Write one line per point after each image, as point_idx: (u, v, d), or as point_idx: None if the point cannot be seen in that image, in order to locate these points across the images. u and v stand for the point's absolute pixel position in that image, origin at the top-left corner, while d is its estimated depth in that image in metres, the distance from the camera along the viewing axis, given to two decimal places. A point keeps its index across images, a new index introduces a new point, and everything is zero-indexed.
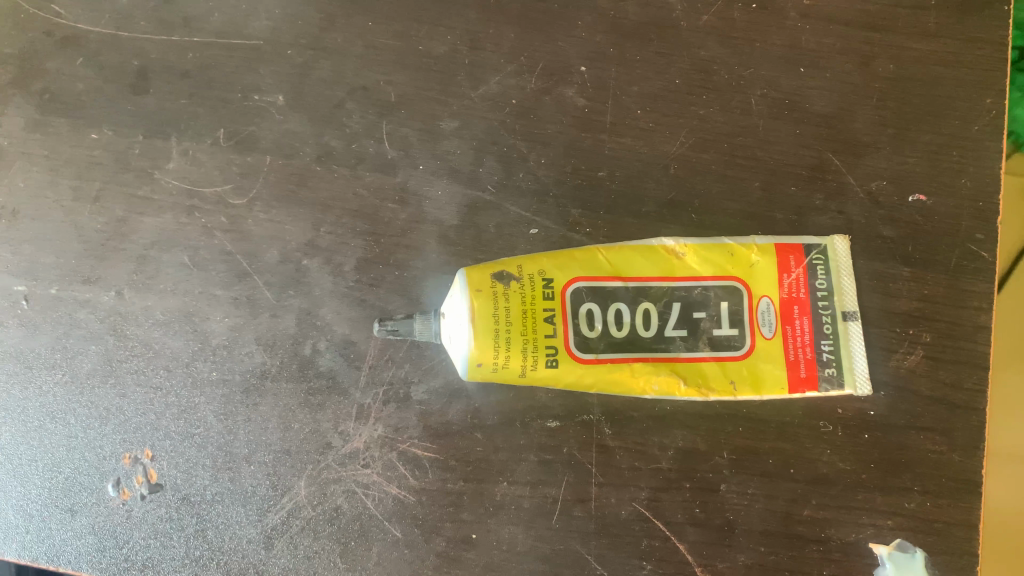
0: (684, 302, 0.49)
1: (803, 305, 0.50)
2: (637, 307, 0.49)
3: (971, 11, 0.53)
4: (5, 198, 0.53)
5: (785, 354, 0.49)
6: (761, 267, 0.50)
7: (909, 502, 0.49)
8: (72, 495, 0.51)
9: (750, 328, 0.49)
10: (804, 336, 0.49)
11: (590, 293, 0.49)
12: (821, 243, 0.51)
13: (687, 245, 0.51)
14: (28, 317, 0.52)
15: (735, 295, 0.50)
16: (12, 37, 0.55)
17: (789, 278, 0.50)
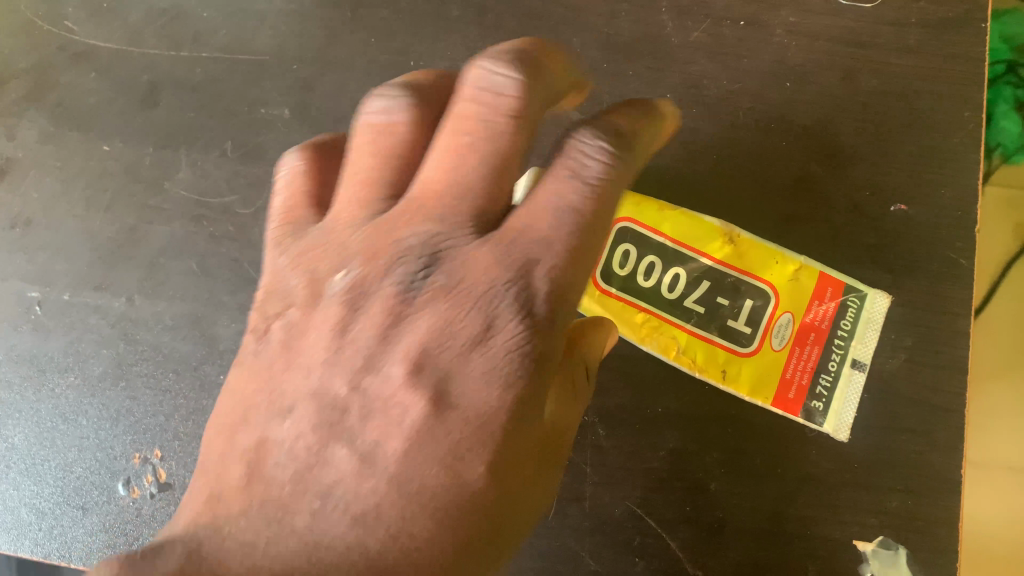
0: (713, 281, 0.54)
1: (819, 335, 0.54)
2: (672, 276, 0.55)
3: (950, 28, 0.55)
4: (19, 207, 0.55)
5: (783, 372, 0.53)
6: (796, 284, 0.54)
7: (893, 501, 0.50)
8: (82, 494, 0.52)
9: (766, 330, 0.54)
10: (807, 361, 0.54)
11: (644, 250, 0.55)
12: (868, 289, 0.53)
13: (742, 237, 0.54)
14: (41, 322, 0.54)
15: (761, 296, 0.54)
16: (27, 52, 0.57)
17: (818, 307, 0.54)
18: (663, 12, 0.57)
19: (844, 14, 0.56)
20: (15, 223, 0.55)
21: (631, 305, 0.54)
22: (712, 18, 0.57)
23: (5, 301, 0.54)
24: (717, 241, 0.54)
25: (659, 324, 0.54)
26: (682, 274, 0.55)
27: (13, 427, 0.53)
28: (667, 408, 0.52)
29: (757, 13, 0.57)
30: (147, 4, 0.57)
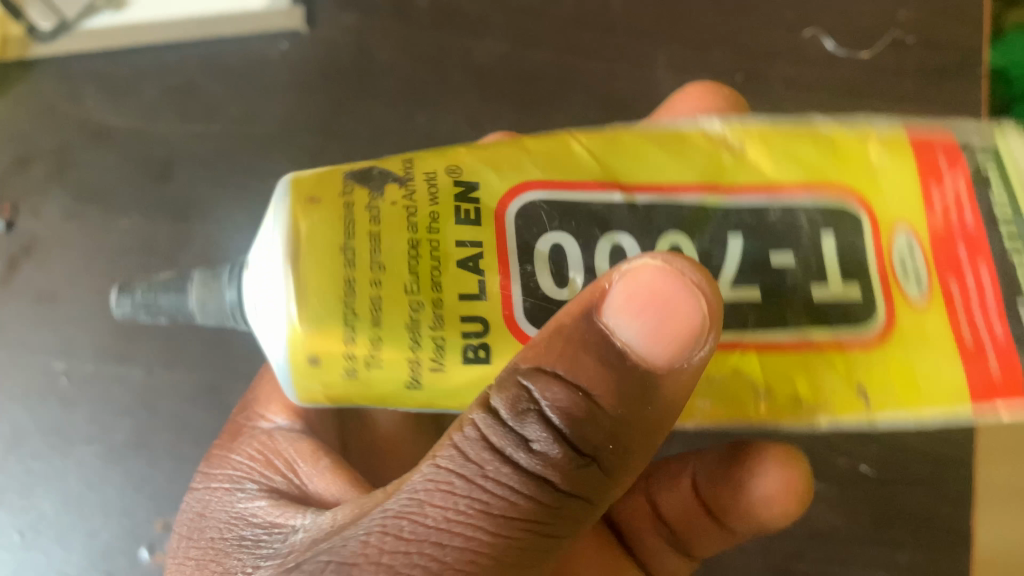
0: (748, 231, 0.32)
1: (1002, 313, 0.32)
2: (639, 246, 0.31)
3: (945, 76, 0.57)
4: (43, 282, 0.57)
5: (959, 338, 0.32)
6: (887, 170, 0.34)
7: (904, 555, 0.50)
8: (108, 561, 0.54)
9: (882, 275, 0.32)
10: (978, 291, 0.32)
11: (547, 207, 0.31)
12: (991, 135, 0.35)
13: (748, 131, 0.34)
14: (66, 394, 0.56)
15: (854, 228, 0.33)
16: (50, 131, 0.59)
17: (942, 194, 0.33)
18: (659, 68, 0.59)
19: (839, 65, 0.58)
20: (41, 298, 0.57)
21: (775, 346, 0.31)
22: (709, 73, 0.59)
23: (30, 373, 0.56)
24: (693, 142, 0.33)
25: (803, 383, 0.31)
26: (628, 244, 0.31)
27: (41, 495, 0.55)
28: (663, 453, 0.56)
29: (755, 67, 0.58)
30: (162, 82, 0.60)
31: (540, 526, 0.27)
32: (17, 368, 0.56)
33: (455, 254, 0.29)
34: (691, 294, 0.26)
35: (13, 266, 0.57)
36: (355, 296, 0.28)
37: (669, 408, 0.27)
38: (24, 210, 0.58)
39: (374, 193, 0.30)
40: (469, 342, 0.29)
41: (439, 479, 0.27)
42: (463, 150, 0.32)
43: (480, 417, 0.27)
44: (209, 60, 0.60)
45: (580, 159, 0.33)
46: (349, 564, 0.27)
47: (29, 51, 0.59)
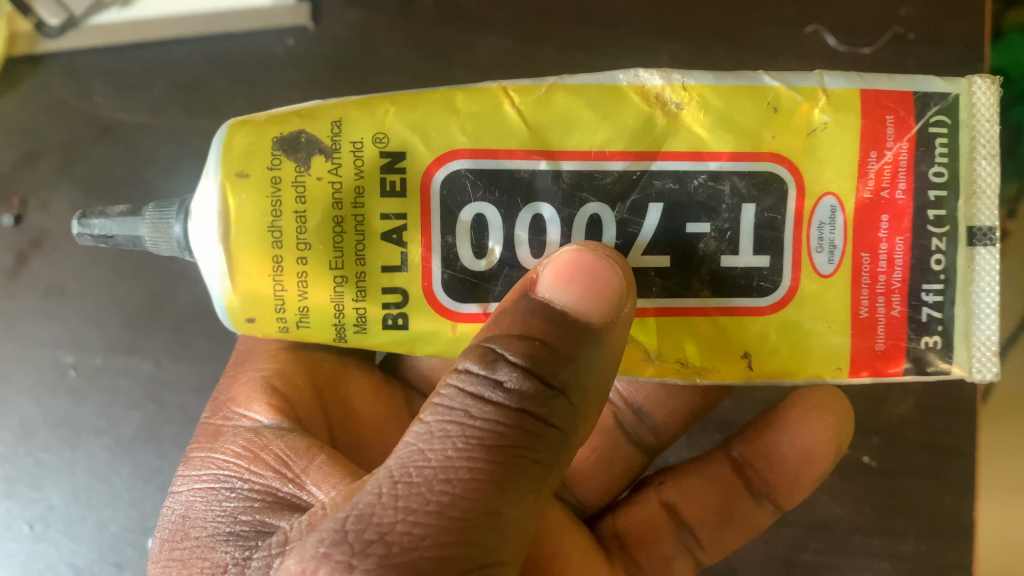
0: (666, 205, 0.35)
1: (905, 294, 0.35)
2: (557, 215, 0.35)
3: (947, 71, 0.58)
4: (50, 276, 0.57)
5: (854, 310, 0.35)
6: (828, 135, 0.35)
7: (906, 545, 0.51)
8: (117, 552, 0.57)
9: (794, 247, 0.35)
10: (889, 266, 0.35)
11: (470, 175, 0.35)
12: (955, 90, 0.35)
13: (687, 89, 0.35)
14: (75, 387, 0.57)
15: (778, 199, 0.35)
16: (57, 127, 0.59)
17: (880, 162, 0.35)
18: (663, 65, 0.60)
19: (840, 61, 0.59)
20: (49, 292, 0.57)
21: (674, 311, 0.36)
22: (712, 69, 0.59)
23: (39, 368, 0.56)
24: (626, 101, 0.35)
25: (695, 349, 0.36)
26: (547, 213, 0.35)
27: (50, 487, 0.56)
28: None
29: (758, 63, 0.59)
30: (169, 78, 0.60)
31: (529, 452, 0.30)
32: (25, 362, 0.56)
33: (379, 227, 0.35)
34: (609, 264, 0.31)
35: (21, 261, 0.58)
36: (283, 272, 0.34)
37: (598, 365, 0.31)
38: (32, 205, 0.58)
39: (301, 166, 0.34)
40: (388, 310, 0.35)
41: (438, 426, 0.30)
42: (392, 108, 0.35)
43: (468, 372, 0.30)
44: (216, 56, 0.60)
45: (509, 122, 0.35)
46: (368, 505, 0.28)
47: (37, 46, 0.59)
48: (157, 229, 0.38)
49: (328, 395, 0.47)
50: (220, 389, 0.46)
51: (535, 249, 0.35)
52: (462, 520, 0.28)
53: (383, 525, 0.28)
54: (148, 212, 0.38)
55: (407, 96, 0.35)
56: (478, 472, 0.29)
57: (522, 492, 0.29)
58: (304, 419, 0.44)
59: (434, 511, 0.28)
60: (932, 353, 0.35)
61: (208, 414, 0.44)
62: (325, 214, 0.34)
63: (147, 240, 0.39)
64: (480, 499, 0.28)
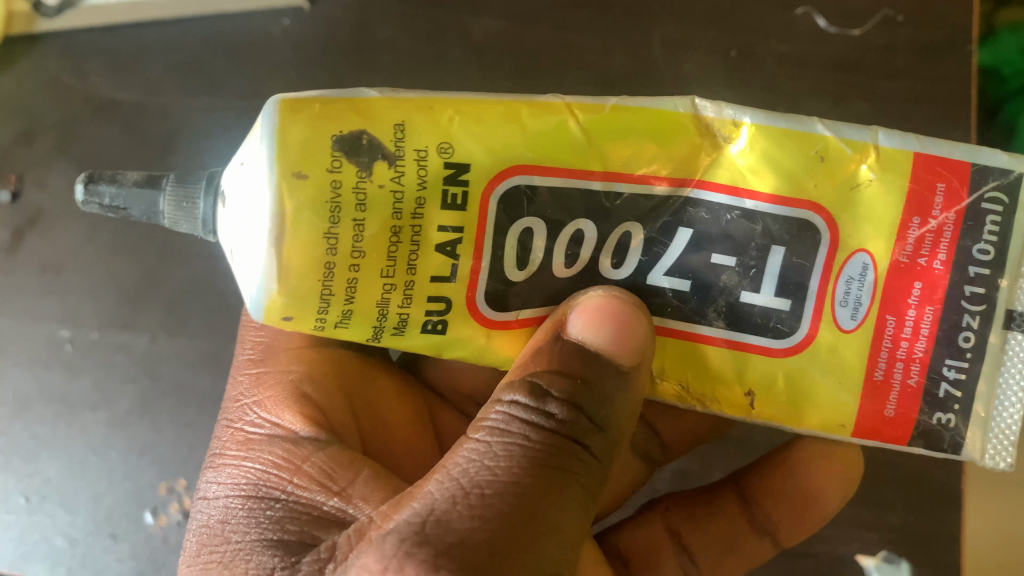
0: (696, 232, 0.33)
1: (925, 366, 0.34)
2: (600, 234, 0.33)
3: (936, 52, 0.58)
4: (47, 253, 0.58)
5: (870, 371, 0.34)
6: (872, 192, 0.33)
7: (894, 517, 0.53)
8: (113, 524, 0.57)
9: (818, 296, 0.33)
10: (913, 333, 0.33)
11: (530, 190, 0.32)
12: (1019, 168, 0.33)
13: (740, 124, 0.33)
14: (72, 362, 0.57)
15: (811, 248, 0.33)
16: (52, 106, 0.60)
17: (921, 229, 0.33)
18: (655, 46, 0.60)
19: (832, 42, 0.60)
20: (45, 268, 0.58)
21: (681, 336, 0.34)
22: (704, 50, 0.60)
23: (36, 342, 0.57)
24: (683, 129, 0.32)
25: (699, 379, 0.35)
26: (591, 233, 0.33)
27: (45, 461, 0.57)
28: None
29: (749, 44, 0.60)
30: (165, 58, 0.60)
31: (580, 476, 0.31)
32: (22, 337, 0.57)
33: (435, 238, 0.31)
34: (634, 312, 0.32)
35: (17, 237, 0.58)
36: (334, 279, 0.30)
37: (630, 404, 0.33)
38: (28, 183, 0.59)
39: (362, 170, 0.30)
40: (430, 317, 0.33)
41: (496, 446, 0.31)
42: (457, 116, 0.31)
43: (518, 401, 0.32)
44: (213, 36, 0.60)
45: (572, 139, 0.32)
46: (443, 512, 0.29)
47: (34, 27, 0.60)
48: (178, 207, 0.35)
49: (356, 399, 0.46)
50: (236, 390, 0.45)
51: (569, 261, 0.33)
52: (531, 529, 0.29)
53: (461, 530, 0.28)
54: (165, 186, 0.35)
55: (471, 101, 0.31)
56: (539, 488, 0.30)
57: (575, 513, 0.31)
58: (336, 428, 0.42)
59: (506, 520, 0.29)
60: (943, 430, 0.34)
61: (229, 415, 0.43)
62: (384, 224, 0.30)
63: (164, 218, 0.35)
64: (543, 511, 0.29)
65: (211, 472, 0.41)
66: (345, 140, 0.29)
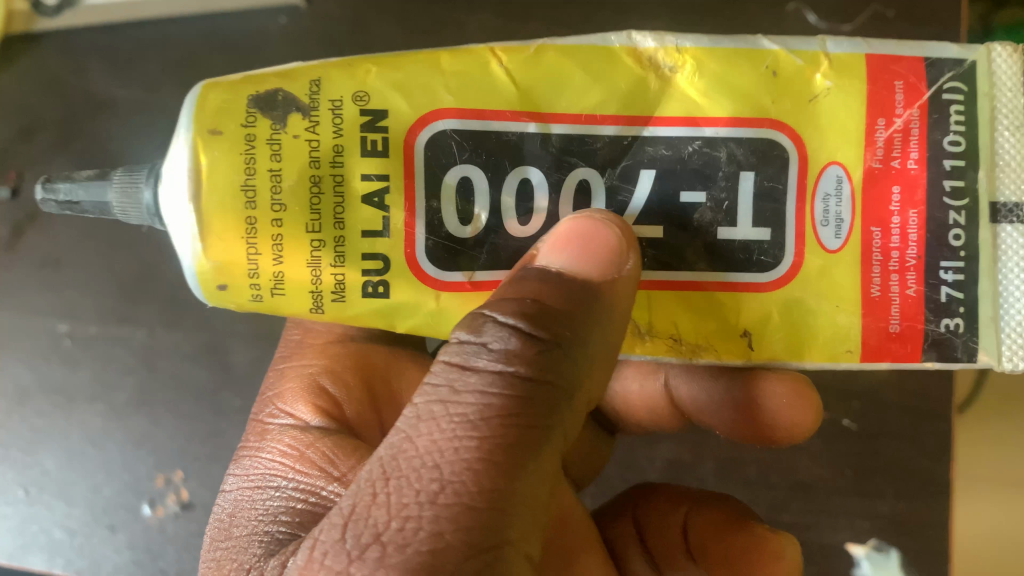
0: (658, 171, 0.34)
1: (921, 271, 0.33)
2: (546, 179, 0.34)
3: None
4: (47, 247, 0.58)
5: (865, 289, 0.34)
6: (830, 102, 0.34)
7: (883, 504, 0.54)
8: (110, 515, 0.57)
9: (798, 220, 0.34)
10: (902, 240, 0.33)
11: (457, 136, 0.33)
12: (971, 56, 0.33)
13: (683, 51, 0.34)
14: (71, 355, 0.58)
15: (779, 168, 0.34)
16: (52, 103, 0.60)
17: (889, 130, 0.33)
18: None
19: (823, 37, 0.60)
20: (44, 262, 0.58)
21: None
22: None
23: (35, 336, 0.58)
24: (618, 63, 0.34)
25: (688, 326, 0.35)
26: (535, 177, 0.34)
27: (44, 453, 0.57)
28: None
29: (740, 39, 0.61)
30: (163, 55, 0.61)
31: (520, 422, 0.28)
32: (22, 331, 0.58)
33: (360, 188, 0.33)
34: (605, 226, 0.31)
35: (16, 232, 0.59)
36: (258, 236, 0.32)
37: (591, 331, 0.31)
38: (28, 179, 0.60)
39: (276, 124, 0.32)
40: (367, 278, 0.33)
41: (425, 410, 0.29)
42: (374, 68, 0.33)
43: (455, 347, 0.30)
44: (210, 33, 0.61)
45: (497, 84, 0.33)
46: (364, 507, 0.28)
47: (34, 25, 0.60)
48: (125, 198, 0.37)
49: (377, 389, 0.48)
50: (266, 384, 0.48)
51: (523, 216, 0.34)
52: (454, 506, 0.27)
53: (378, 526, 0.27)
54: (116, 177, 0.38)
55: (391, 57, 0.34)
56: (475, 448, 0.28)
57: (525, 463, 0.28)
58: (350, 418, 0.44)
59: (431, 495, 0.27)
60: (952, 338, 0.33)
61: (254, 410, 0.46)
62: (300, 188, 0.32)
63: (113, 207, 0.38)
64: (477, 473, 0.27)
65: (230, 466, 0.42)
66: (263, 95, 0.32)
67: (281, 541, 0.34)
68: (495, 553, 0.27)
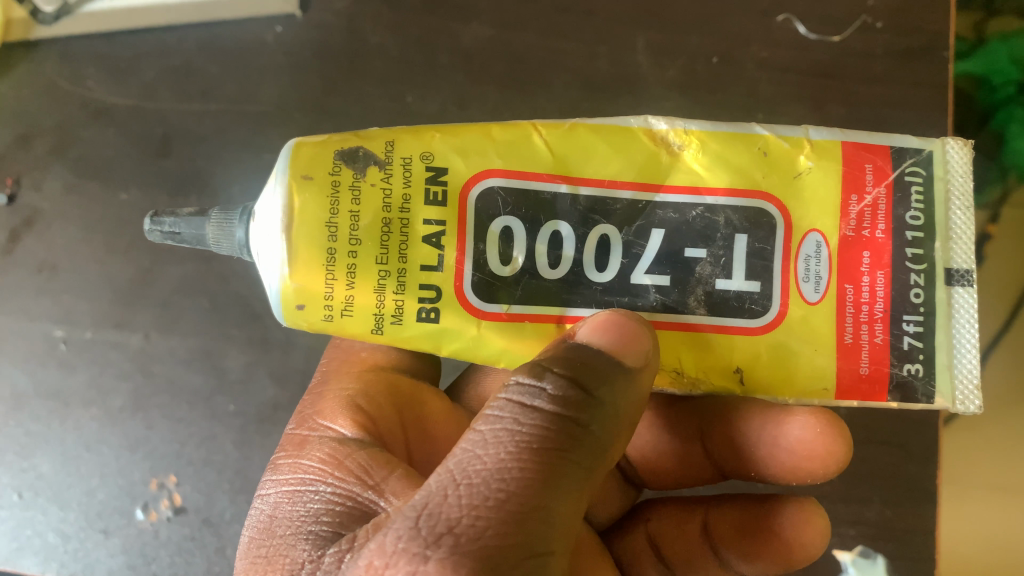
0: (667, 231, 0.37)
1: (887, 323, 0.36)
2: (573, 233, 0.36)
3: (914, 57, 0.59)
4: (43, 252, 0.59)
5: (840, 335, 0.36)
6: (813, 178, 0.37)
7: (871, 510, 0.54)
8: (104, 519, 0.58)
9: (783, 276, 0.37)
10: (871, 297, 0.36)
11: (503, 193, 0.36)
12: (930, 147, 0.37)
13: (689, 133, 0.37)
14: (66, 359, 0.58)
15: (768, 232, 0.37)
16: (49, 109, 0.61)
17: (860, 205, 0.37)
18: (639, 53, 0.62)
19: (813, 48, 0.61)
20: (41, 268, 0.59)
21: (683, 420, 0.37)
22: (687, 56, 0.62)
23: (32, 340, 0.58)
24: (636, 140, 0.37)
25: (691, 361, 0.37)
26: (565, 231, 0.36)
27: (39, 456, 0.58)
28: None
29: (730, 50, 0.61)
30: (160, 62, 0.62)
31: (574, 454, 0.30)
32: (18, 335, 0.58)
33: (420, 231, 0.35)
34: (628, 319, 0.33)
35: (14, 237, 0.59)
36: (336, 265, 0.35)
37: (630, 392, 0.33)
38: (25, 185, 0.60)
39: (358, 174, 0.35)
40: (423, 305, 0.36)
41: (491, 433, 0.30)
42: (438, 135, 0.37)
43: (516, 384, 0.32)
44: (208, 41, 0.62)
45: (536, 152, 0.37)
46: (435, 503, 0.29)
47: (33, 32, 0.60)
48: (220, 229, 0.38)
49: (406, 416, 0.48)
50: (304, 405, 0.48)
51: (553, 262, 0.36)
52: (518, 512, 0.28)
53: (451, 520, 0.28)
54: (212, 214, 0.39)
55: (452, 126, 0.37)
56: (537, 469, 0.29)
57: (569, 491, 0.30)
58: (384, 436, 0.44)
59: (495, 505, 0.28)
60: (913, 380, 0.36)
61: (293, 426, 0.46)
62: (375, 224, 0.35)
63: (210, 240, 0.39)
64: (536, 492, 0.29)
65: (269, 472, 0.42)
66: (345, 149, 0.36)
67: (321, 544, 0.34)
68: (544, 561, 0.28)
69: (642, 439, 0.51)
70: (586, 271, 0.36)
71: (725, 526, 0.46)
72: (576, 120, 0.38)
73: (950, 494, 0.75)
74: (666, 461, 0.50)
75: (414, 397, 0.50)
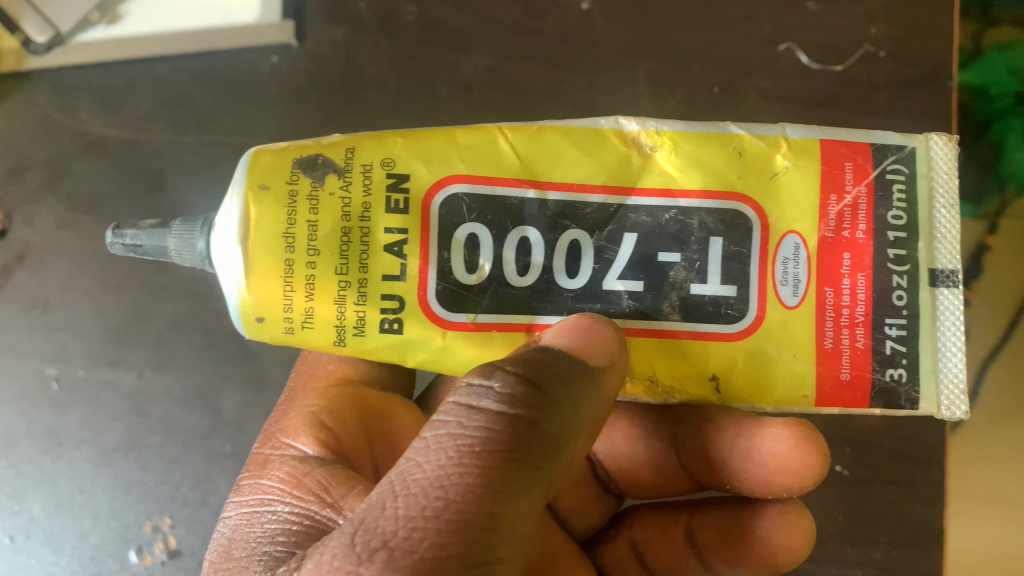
0: (640, 235, 0.36)
1: (869, 327, 0.36)
2: (542, 238, 0.36)
3: (915, 88, 0.59)
4: (35, 289, 0.58)
5: (819, 341, 0.36)
6: (789, 178, 0.36)
7: (877, 551, 0.54)
8: (98, 562, 0.57)
9: (760, 280, 0.36)
10: (852, 299, 0.36)
11: (467, 198, 0.36)
12: (910, 145, 0.37)
13: (661, 133, 0.37)
14: (59, 399, 0.57)
15: (744, 234, 0.36)
16: (41, 143, 0.60)
17: (839, 205, 0.36)
18: (640, 82, 0.61)
19: (815, 78, 0.60)
20: (34, 305, 0.58)
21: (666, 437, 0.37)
22: (688, 87, 0.61)
23: (23, 380, 0.57)
24: (606, 142, 0.37)
25: (665, 369, 0.37)
26: (534, 236, 0.36)
27: (31, 498, 0.57)
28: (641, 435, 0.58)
29: (731, 80, 0.61)
30: (154, 93, 0.61)
31: (521, 455, 0.29)
32: (8, 374, 0.57)
33: (381, 238, 0.35)
34: (603, 324, 0.33)
35: (5, 274, 0.58)
36: (293, 276, 0.34)
37: (588, 389, 0.31)
38: (17, 221, 0.59)
39: (316, 181, 0.34)
40: (386, 314, 0.35)
41: (434, 440, 0.29)
42: (400, 139, 0.36)
43: (464, 387, 0.30)
44: (202, 71, 0.61)
45: (502, 156, 0.36)
46: (373, 517, 0.28)
47: (24, 64, 0.59)
48: (181, 241, 0.37)
49: (373, 428, 0.47)
50: (272, 421, 0.47)
51: (522, 268, 0.36)
52: (457, 521, 0.27)
53: (386, 533, 0.27)
54: (173, 225, 0.38)
55: (414, 131, 0.36)
56: (478, 474, 0.28)
57: (519, 494, 0.28)
58: (349, 452, 0.44)
59: (432, 514, 0.27)
60: (896, 386, 0.36)
61: (258, 444, 0.45)
62: (334, 230, 0.34)
63: (171, 252, 0.38)
64: (478, 498, 0.28)
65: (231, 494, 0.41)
66: (305, 155, 0.35)
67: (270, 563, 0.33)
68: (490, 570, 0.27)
69: (619, 450, 0.50)
70: (558, 277, 0.36)
71: (708, 534, 0.45)
72: (543, 122, 0.37)
73: (953, 509, 0.75)
74: (644, 474, 0.49)
75: (386, 411, 0.49)
